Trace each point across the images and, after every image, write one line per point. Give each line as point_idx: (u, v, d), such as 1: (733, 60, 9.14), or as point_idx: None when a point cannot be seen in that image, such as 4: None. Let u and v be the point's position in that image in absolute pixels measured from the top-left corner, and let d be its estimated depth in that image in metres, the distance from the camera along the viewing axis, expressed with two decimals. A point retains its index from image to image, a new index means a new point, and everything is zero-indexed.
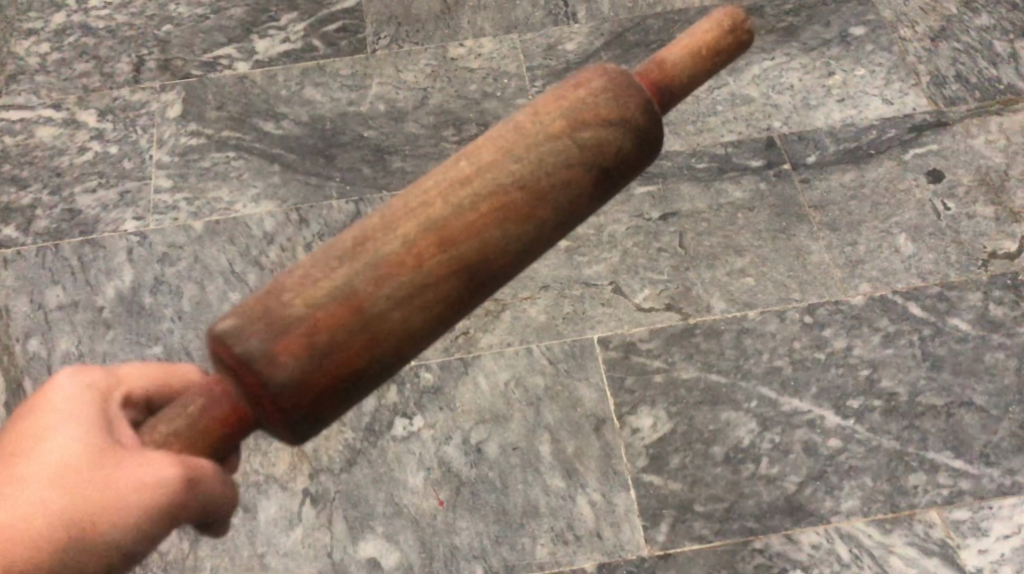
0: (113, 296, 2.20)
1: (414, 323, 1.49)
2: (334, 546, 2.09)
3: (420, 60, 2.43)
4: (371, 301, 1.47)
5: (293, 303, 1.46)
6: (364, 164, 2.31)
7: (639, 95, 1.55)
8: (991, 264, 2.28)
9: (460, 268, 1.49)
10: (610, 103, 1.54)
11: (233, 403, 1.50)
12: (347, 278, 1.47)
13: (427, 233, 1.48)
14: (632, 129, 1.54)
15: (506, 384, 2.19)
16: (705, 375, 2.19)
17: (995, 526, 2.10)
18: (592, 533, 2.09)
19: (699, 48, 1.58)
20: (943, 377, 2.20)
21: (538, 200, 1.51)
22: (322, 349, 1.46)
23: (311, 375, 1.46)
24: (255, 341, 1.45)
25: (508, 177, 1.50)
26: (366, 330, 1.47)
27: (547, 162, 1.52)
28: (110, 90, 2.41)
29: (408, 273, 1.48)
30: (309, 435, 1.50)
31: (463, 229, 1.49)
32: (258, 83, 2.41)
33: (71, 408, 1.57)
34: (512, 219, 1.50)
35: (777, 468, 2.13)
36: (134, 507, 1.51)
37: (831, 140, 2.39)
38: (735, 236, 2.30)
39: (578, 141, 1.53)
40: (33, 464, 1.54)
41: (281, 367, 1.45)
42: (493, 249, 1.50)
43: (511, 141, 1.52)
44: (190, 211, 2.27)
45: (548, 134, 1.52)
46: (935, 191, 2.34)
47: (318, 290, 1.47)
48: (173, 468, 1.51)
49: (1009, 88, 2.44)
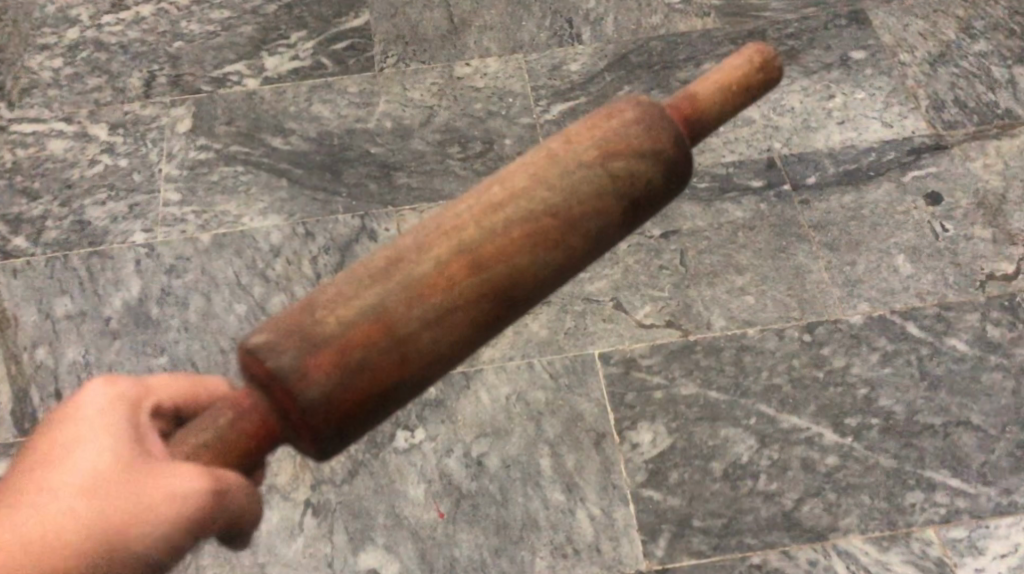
0: (121, 306, 2.23)
1: (443, 345, 1.50)
2: (334, 557, 2.11)
3: (427, 79, 2.47)
4: (402, 322, 1.48)
5: (326, 322, 1.48)
6: (371, 180, 2.35)
7: (671, 128, 1.56)
8: (988, 285, 2.30)
9: (489, 292, 1.50)
10: (644, 134, 1.55)
11: (261, 414, 1.52)
12: (378, 298, 1.49)
13: (458, 256, 1.50)
14: (664, 160, 1.55)
15: (507, 398, 2.21)
16: (704, 392, 2.21)
17: (992, 545, 2.11)
18: (591, 546, 2.11)
19: (730, 83, 1.58)
20: (941, 397, 2.22)
21: (569, 228, 1.52)
22: (353, 367, 1.48)
23: (341, 393, 1.48)
24: (287, 357, 1.47)
25: (540, 204, 1.52)
26: (395, 349, 1.48)
27: (579, 189, 1.53)
28: (121, 105, 2.45)
29: (439, 295, 1.49)
30: (336, 452, 1.52)
31: (494, 253, 1.50)
32: (267, 99, 2.45)
33: (101, 417, 1.57)
34: (542, 245, 1.51)
35: (776, 484, 2.15)
36: (161, 519, 1.52)
37: (831, 162, 2.42)
38: (736, 255, 2.33)
39: (610, 171, 1.53)
40: (61, 473, 1.54)
41: (311, 384, 1.47)
42: (523, 274, 1.51)
43: (545, 169, 1.53)
44: (198, 224, 2.30)
45: (582, 162, 1.53)
46: (933, 213, 2.37)
47: (350, 308, 1.49)
48: (199, 479, 1.51)
49: (1007, 113, 2.48)
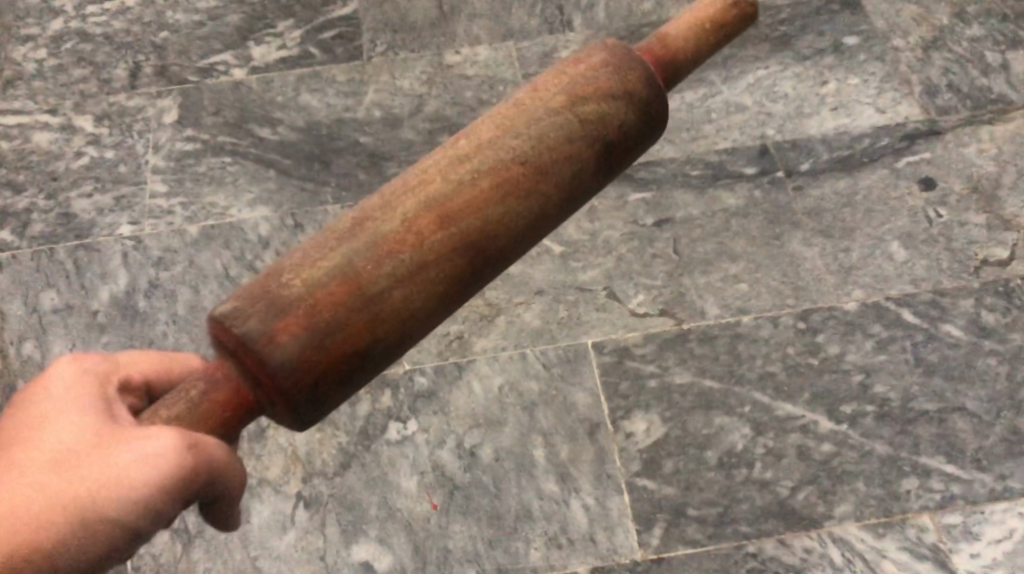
0: (108, 299, 2.20)
1: (417, 301, 1.52)
2: (327, 550, 2.10)
3: (416, 68, 2.44)
4: (373, 279, 1.50)
5: (293, 284, 1.49)
6: (360, 169, 2.31)
7: (638, 69, 1.63)
8: (983, 271, 2.29)
9: (461, 244, 1.53)
10: (611, 76, 1.61)
11: (234, 385, 1.52)
12: (349, 256, 1.51)
13: (427, 211, 1.53)
14: (633, 100, 1.62)
15: (500, 388, 2.19)
16: (698, 381, 2.20)
17: (987, 530, 2.11)
18: (586, 536, 2.10)
19: (701, 22, 1.66)
20: (936, 384, 2.22)
21: (538, 175, 1.56)
22: (324, 327, 1.49)
23: (313, 354, 1.48)
24: (254, 322, 1.48)
25: (508, 154, 1.56)
26: (368, 307, 1.50)
27: (546, 137, 1.57)
28: (107, 96, 2.42)
29: (410, 249, 1.52)
30: (314, 419, 1.53)
31: (464, 205, 1.54)
32: (255, 89, 2.42)
33: (72, 392, 1.56)
34: (513, 194, 1.55)
35: (770, 472, 2.15)
36: (132, 482, 1.49)
37: (824, 148, 2.40)
38: (729, 243, 2.31)
39: (578, 116, 1.59)
40: (32, 447, 1.53)
41: (279, 346, 1.47)
42: (494, 225, 1.54)
43: (510, 120, 1.58)
44: (185, 216, 2.27)
45: (549, 109, 1.58)
46: (927, 198, 2.35)
47: (318, 270, 1.50)
48: (171, 442, 1.49)
49: (1001, 98, 2.46)
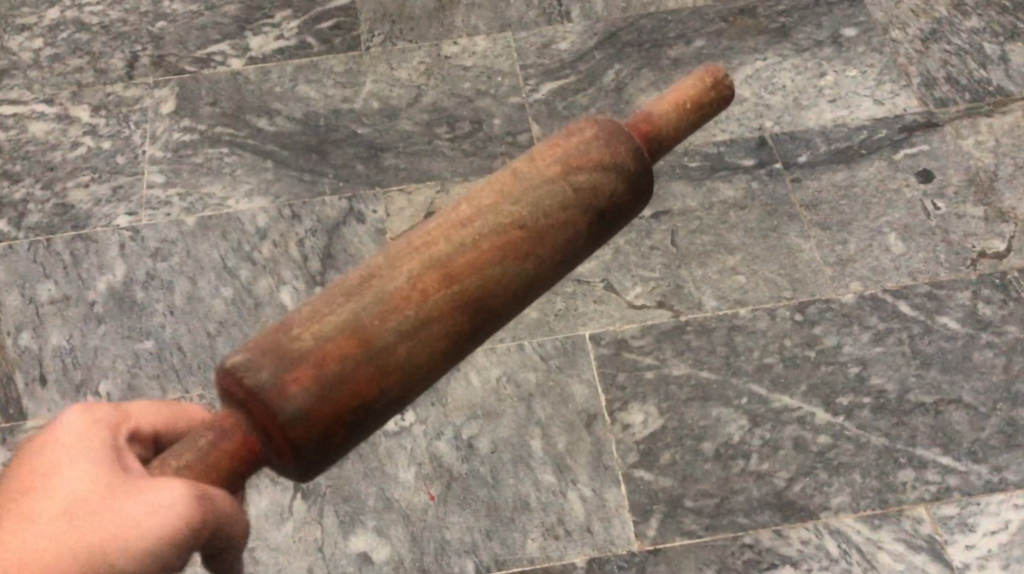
0: (105, 290, 2.20)
1: (420, 358, 1.51)
2: (324, 541, 2.11)
3: (414, 58, 2.44)
4: (377, 335, 1.50)
5: (302, 338, 1.49)
6: (357, 161, 2.31)
7: (630, 141, 1.60)
8: (980, 263, 2.29)
9: (462, 305, 1.52)
10: (604, 148, 1.58)
11: (243, 434, 1.51)
12: (354, 312, 1.50)
13: (430, 270, 1.52)
14: (626, 172, 1.59)
15: (498, 380, 2.20)
16: (696, 372, 2.21)
17: (982, 521, 2.13)
18: (583, 527, 2.11)
19: (683, 102, 1.64)
20: (932, 375, 2.22)
21: (537, 239, 1.55)
22: (330, 381, 1.48)
23: (319, 407, 1.48)
24: (265, 374, 1.48)
25: (508, 217, 1.54)
26: (372, 363, 1.49)
27: (545, 202, 1.55)
28: (103, 86, 2.42)
29: (413, 308, 1.51)
30: (317, 471, 1.53)
31: (465, 266, 1.52)
32: (252, 79, 2.41)
33: (81, 442, 1.55)
34: (512, 256, 1.54)
35: (767, 464, 2.16)
36: (143, 533, 1.48)
37: (822, 140, 2.39)
38: (727, 235, 2.31)
39: (573, 184, 1.56)
40: (41, 497, 1.51)
41: (289, 398, 1.48)
42: (495, 285, 1.53)
43: (510, 184, 1.56)
44: (182, 206, 2.27)
45: (548, 175, 1.56)
46: (925, 190, 2.35)
47: (325, 324, 1.50)
48: (182, 494, 1.48)
49: (999, 90, 2.46)
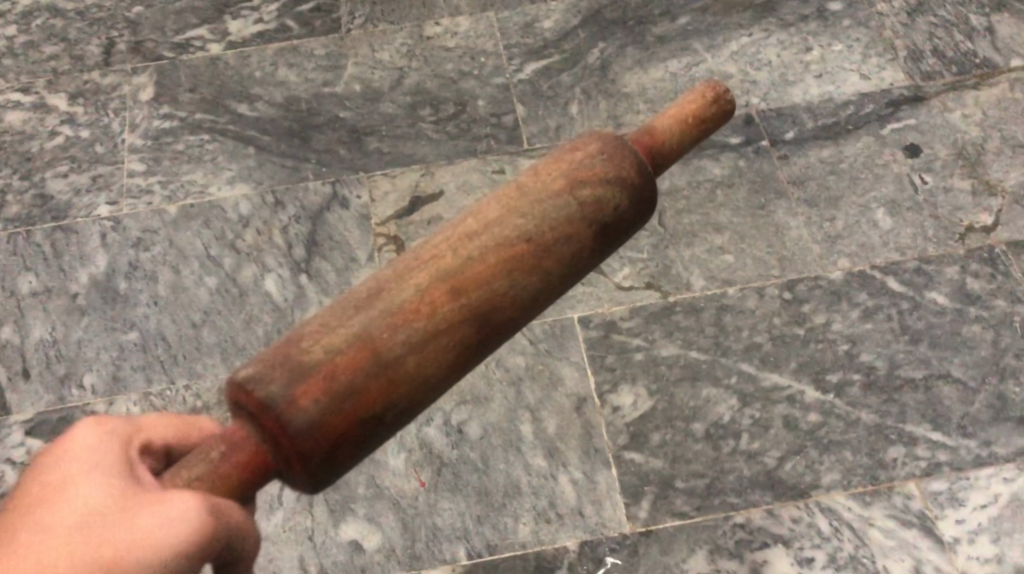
0: (88, 281, 2.18)
1: (429, 369, 1.51)
2: (315, 530, 2.11)
3: (395, 40, 2.41)
4: (387, 348, 1.50)
5: (312, 350, 1.49)
6: (340, 145, 2.28)
7: (633, 156, 1.61)
8: (968, 238, 2.28)
9: (470, 317, 1.52)
10: (607, 163, 1.59)
11: (254, 447, 1.51)
12: (364, 325, 1.50)
13: (439, 283, 1.52)
14: (629, 187, 1.59)
15: (487, 364, 2.20)
16: (684, 353, 2.20)
17: (972, 496, 2.12)
18: (574, 510, 2.11)
19: (687, 116, 1.64)
20: (921, 351, 2.21)
21: (543, 253, 1.55)
22: (341, 392, 1.48)
23: (330, 419, 1.48)
24: (276, 386, 1.48)
25: (514, 232, 1.55)
26: (382, 374, 1.49)
27: (550, 216, 1.56)
28: (81, 74, 2.38)
29: (423, 320, 1.51)
30: (327, 485, 1.52)
31: (473, 279, 1.53)
32: (232, 64, 2.38)
33: (94, 454, 1.52)
34: (519, 270, 1.54)
35: (757, 443, 2.15)
36: (156, 546, 1.46)
37: (809, 116, 2.38)
38: (714, 213, 2.29)
39: (578, 198, 1.57)
40: (52, 509, 1.49)
41: (301, 410, 1.47)
42: (502, 298, 1.53)
43: (515, 200, 1.56)
44: (164, 195, 2.24)
45: (552, 190, 1.57)
46: (913, 165, 2.33)
47: (336, 337, 1.50)
48: (196, 505, 1.46)
49: (986, 62, 2.44)
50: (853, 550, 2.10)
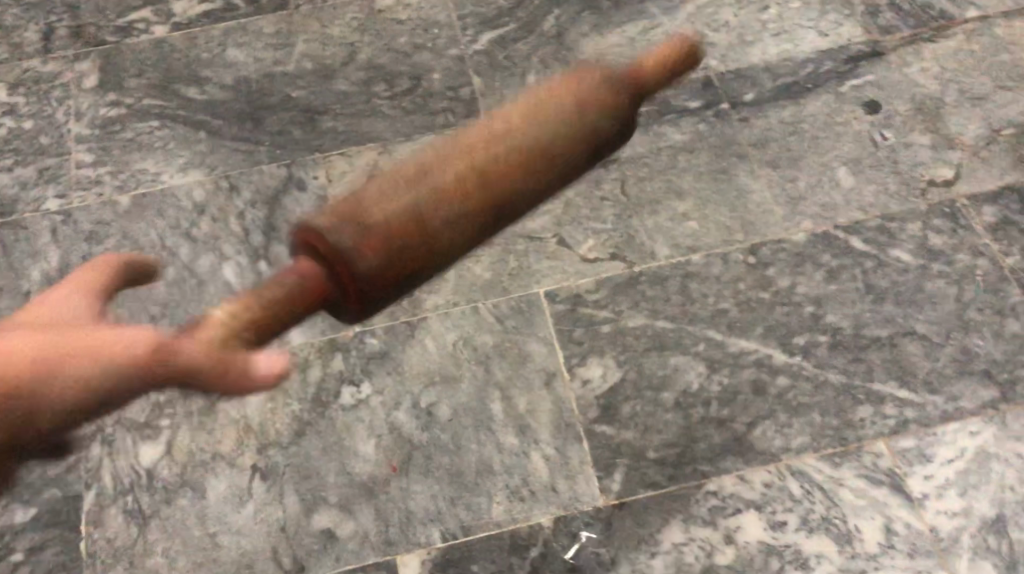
0: (39, 279, 2.10)
1: (479, 237, 1.52)
2: (287, 521, 2.07)
3: (346, 14, 2.36)
4: (449, 213, 1.49)
5: (383, 208, 1.47)
6: (293, 125, 2.23)
7: (701, 55, 1.59)
8: (930, 193, 2.28)
9: (528, 192, 1.52)
10: (678, 57, 1.57)
11: (310, 282, 1.47)
12: (432, 189, 1.49)
13: (504, 155, 1.50)
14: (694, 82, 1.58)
15: (454, 344, 2.17)
16: (652, 322, 2.19)
17: (940, 451, 2.11)
18: (547, 487, 2.09)
19: None
20: (887, 309, 2.20)
21: (605, 137, 1.54)
22: (405, 251, 1.48)
23: (387, 275, 1.48)
24: (346, 237, 1.46)
25: (586, 114, 1.53)
26: (439, 238, 1.49)
27: (619, 102, 1.54)
28: (21, 63, 2.31)
29: (486, 189, 1.50)
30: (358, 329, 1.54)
31: (537, 155, 1.51)
32: (178, 47, 2.32)
33: (95, 281, 1.60)
34: (582, 151, 1.53)
35: (727, 410, 2.14)
36: (136, 340, 1.48)
37: (768, 76, 2.37)
38: (677, 180, 2.29)
39: (644, 87, 1.56)
40: (44, 313, 1.55)
41: (365, 264, 1.47)
42: (558, 178, 1.53)
43: (589, 81, 1.54)
44: (114, 186, 2.18)
45: (625, 79, 1.55)
46: (873, 121, 2.33)
47: (404, 197, 1.48)
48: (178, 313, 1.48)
49: (942, 15, 2.45)
50: (825, 512, 2.07)
